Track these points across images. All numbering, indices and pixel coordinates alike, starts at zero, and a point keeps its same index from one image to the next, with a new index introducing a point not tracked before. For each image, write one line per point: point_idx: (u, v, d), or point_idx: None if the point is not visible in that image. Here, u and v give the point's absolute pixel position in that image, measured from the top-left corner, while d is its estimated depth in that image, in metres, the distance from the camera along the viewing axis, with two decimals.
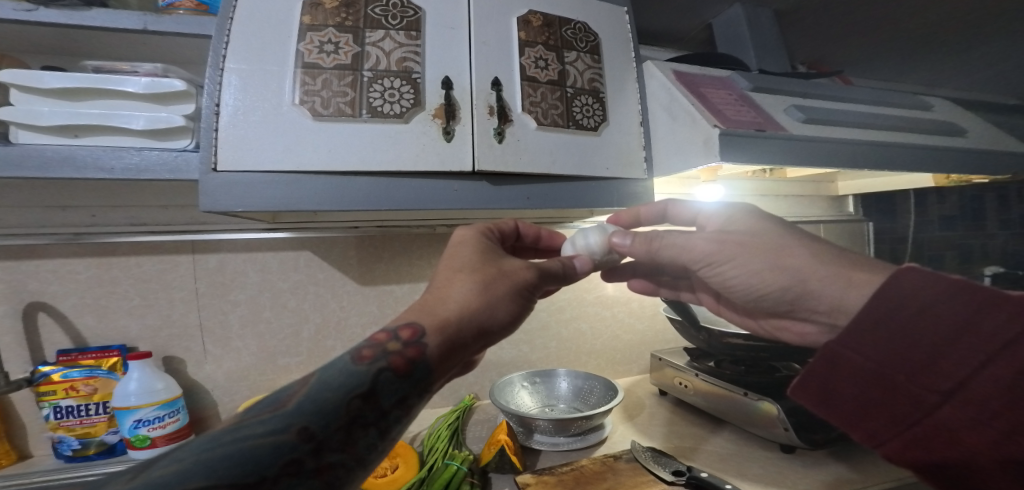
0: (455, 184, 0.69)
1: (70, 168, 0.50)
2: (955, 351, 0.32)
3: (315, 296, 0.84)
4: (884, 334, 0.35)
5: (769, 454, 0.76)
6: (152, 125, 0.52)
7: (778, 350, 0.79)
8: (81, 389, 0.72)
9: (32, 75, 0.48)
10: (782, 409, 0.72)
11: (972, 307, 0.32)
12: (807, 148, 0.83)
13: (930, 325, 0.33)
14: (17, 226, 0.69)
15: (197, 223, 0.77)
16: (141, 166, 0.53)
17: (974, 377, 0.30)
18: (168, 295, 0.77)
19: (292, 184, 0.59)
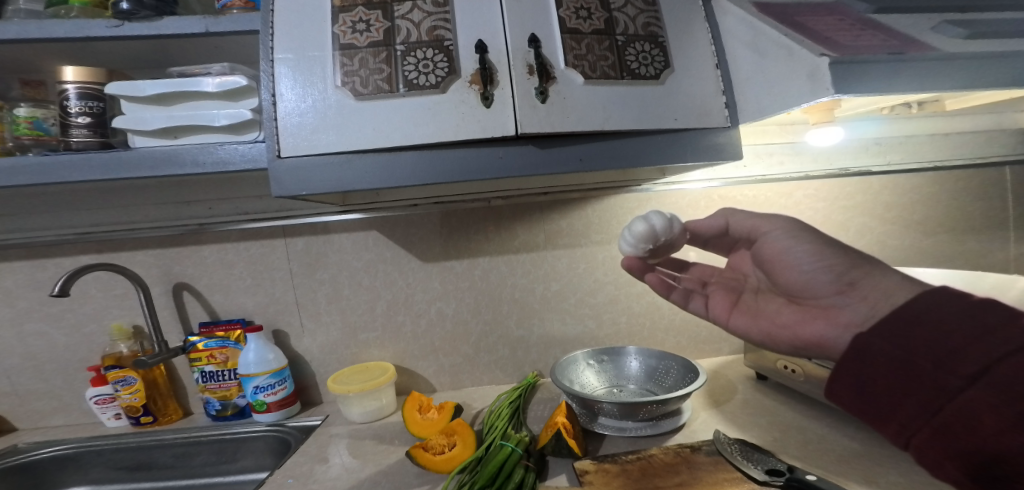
0: (499, 151, 0.67)
1: (172, 164, 0.59)
2: (978, 343, 0.34)
3: (385, 274, 0.91)
4: (916, 328, 0.38)
5: (897, 453, 0.63)
6: (232, 120, 0.61)
7: None
8: (218, 357, 0.88)
9: (135, 86, 0.59)
10: None
11: (1000, 306, 0.35)
12: (969, 72, 0.61)
13: (954, 322, 0.36)
14: (160, 220, 0.86)
15: (285, 210, 0.87)
16: (225, 159, 0.61)
17: (997, 363, 0.33)
18: (269, 275, 0.89)
19: (347, 163, 0.63)
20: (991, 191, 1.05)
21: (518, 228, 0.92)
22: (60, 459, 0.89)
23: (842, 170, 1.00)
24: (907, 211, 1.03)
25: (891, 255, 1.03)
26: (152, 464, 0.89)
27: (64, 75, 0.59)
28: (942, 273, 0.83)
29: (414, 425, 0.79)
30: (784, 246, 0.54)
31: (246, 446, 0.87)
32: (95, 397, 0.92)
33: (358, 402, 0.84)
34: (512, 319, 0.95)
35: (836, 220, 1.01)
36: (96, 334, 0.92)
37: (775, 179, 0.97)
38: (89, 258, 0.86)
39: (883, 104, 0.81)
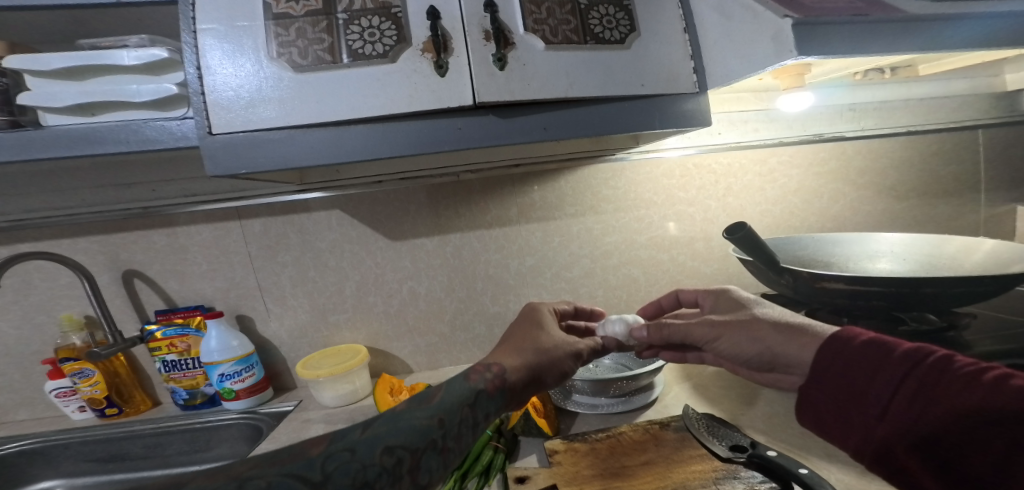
0: (458, 122, 0.63)
1: (96, 143, 0.55)
2: (877, 382, 0.40)
3: (351, 254, 0.88)
4: (831, 375, 0.44)
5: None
6: (155, 96, 0.57)
7: (897, 298, 0.64)
8: (179, 345, 0.84)
9: (39, 59, 0.54)
10: None
11: (880, 345, 0.42)
12: (934, 36, 0.59)
13: (857, 366, 0.42)
14: (103, 204, 0.82)
15: (238, 190, 0.83)
16: (153, 136, 0.56)
17: (892, 399, 0.39)
18: (227, 260, 0.85)
19: (290, 139, 0.59)
20: (963, 156, 1.04)
21: (488, 202, 0.89)
22: (27, 454, 0.86)
23: (817, 136, 0.98)
24: (881, 177, 1.02)
25: (863, 220, 1.03)
26: (125, 455, 0.87)
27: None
28: (911, 239, 0.83)
29: (385, 407, 0.78)
30: (721, 353, 0.58)
31: (219, 434, 0.85)
32: (55, 390, 0.89)
33: (329, 386, 0.82)
34: (487, 296, 0.93)
35: (809, 187, 1.00)
36: (49, 325, 0.88)
37: (749, 146, 0.95)
38: (29, 246, 0.82)
39: (855, 69, 0.78)
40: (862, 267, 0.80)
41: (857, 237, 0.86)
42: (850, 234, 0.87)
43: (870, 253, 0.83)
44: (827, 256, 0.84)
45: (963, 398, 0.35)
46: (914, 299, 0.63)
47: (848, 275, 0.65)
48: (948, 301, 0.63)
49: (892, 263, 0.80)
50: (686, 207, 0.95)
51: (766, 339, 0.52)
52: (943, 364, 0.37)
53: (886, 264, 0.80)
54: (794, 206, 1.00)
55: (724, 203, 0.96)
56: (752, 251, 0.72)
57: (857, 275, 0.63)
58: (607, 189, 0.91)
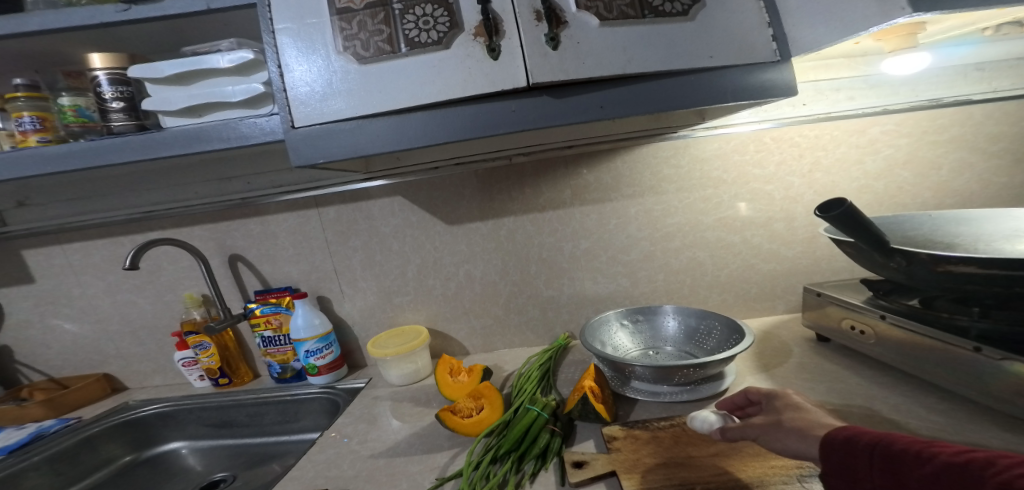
0: (512, 104, 0.64)
1: (204, 141, 0.64)
2: (866, 471, 0.40)
3: (413, 239, 0.92)
4: (830, 466, 0.43)
5: (985, 435, 0.53)
6: (247, 95, 0.66)
7: None
8: (273, 322, 0.94)
9: (153, 68, 0.64)
10: None
11: (854, 433, 0.43)
12: None
13: (846, 456, 0.42)
14: (209, 196, 0.94)
15: (314, 181, 0.91)
16: (248, 132, 0.64)
17: (878, 482, 0.40)
18: (307, 244, 0.94)
19: (356, 128, 0.63)
20: None
21: (543, 185, 0.88)
22: (161, 416, 1.01)
23: (933, 101, 0.83)
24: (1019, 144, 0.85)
25: (994, 196, 0.87)
26: (232, 422, 0.99)
27: (93, 63, 0.66)
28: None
29: (446, 387, 0.80)
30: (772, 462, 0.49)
31: (305, 407, 0.94)
32: (181, 359, 1.03)
33: (396, 365, 0.87)
34: (542, 279, 0.93)
35: (920, 159, 0.85)
36: (174, 302, 1.04)
37: (842, 116, 0.84)
38: (157, 233, 0.97)
39: (987, 24, 0.64)
40: (997, 249, 0.67)
41: (989, 212, 0.72)
42: (978, 210, 0.73)
43: (1007, 232, 0.69)
44: (947, 236, 0.71)
45: (922, 465, 0.37)
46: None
47: (978, 257, 0.54)
48: None
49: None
50: (761, 184, 0.86)
51: (787, 440, 0.48)
52: (900, 442, 0.40)
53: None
54: (902, 182, 0.86)
55: (808, 179, 0.86)
56: (849, 229, 0.62)
57: (990, 255, 0.52)
58: (670, 167, 0.86)
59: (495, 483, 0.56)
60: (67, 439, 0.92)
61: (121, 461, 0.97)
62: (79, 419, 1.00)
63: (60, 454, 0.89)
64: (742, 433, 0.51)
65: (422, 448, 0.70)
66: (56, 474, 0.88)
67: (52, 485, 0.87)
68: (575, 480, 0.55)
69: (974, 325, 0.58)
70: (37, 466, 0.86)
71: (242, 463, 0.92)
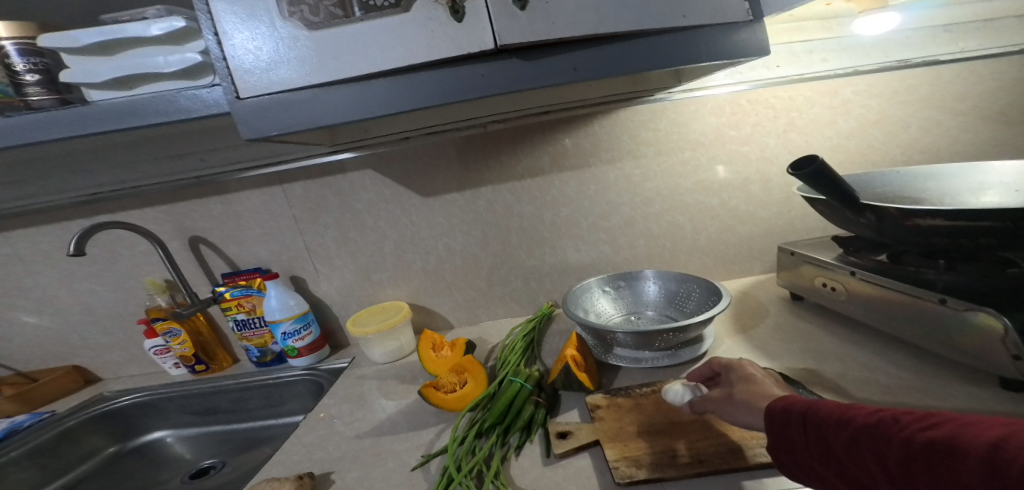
0: (481, 68, 0.59)
1: (141, 115, 0.58)
2: (801, 438, 0.42)
3: (387, 213, 0.89)
4: (774, 436, 0.44)
5: (948, 388, 0.56)
6: (184, 67, 0.60)
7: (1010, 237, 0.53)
8: (246, 305, 0.91)
9: (70, 37, 0.57)
10: (1016, 328, 0.49)
11: (789, 402, 0.45)
12: None
13: (785, 426, 0.43)
14: (159, 176, 0.88)
15: (273, 156, 0.85)
16: (188, 106, 0.59)
17: (811, 449, 0.41)
18: (273, 223, 0.90)
19: (314, 99, 0.59)
20: None
21: (520, 152, 0.85)
22: (140, 405, 0.98)
23: (903, 62, 0.83)
24: (987, 102, 0.85)
25: (960, 152, 0.88)
26: (216, 408, 0.97)
27: None
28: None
29: (429, 362, 0.80)
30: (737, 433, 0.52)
31: (289, 389, 0.93)
32: (154, 348, 0.99)
33: (378, 343, 0.86)
34: (523, 250, 0.91)
35: (893, 118, 0.85)
36: (136, 288, 0.99)
37: (817, 77, 0.82)
38: (107, 217, 0.91)
39: None
40: (963, 202, 0.68)
41: (961, 168, 0.72)
42: (949, 166, 0.74)
43: (976, 186, 0.70)
44: (917, 193, 0.72)
45: (843, 430, 0.39)
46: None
47: (948, 209, 0.55)
48: None
49: (1003, 196, 0.67)
50: (739, 146, 0.85)
51: (734, 412, 0.51)
52: (825, 408, 0.41)
53: (995, 198, 0.67)
54: (874, 140, 0.86)
55: (785, 140, 0.85)
56: (823, 188, 0.62)
57: (958, 210, 0.53)
58: (648, 131, 0.84)
59: (482, 458, 0.56)
60: (45, 433, 0.88)
61: (104, 453, 0.95)
62: (54, 411, 0.96)
63: (40, 447, 0.86)
64: (702, 407, 0.55)
65: (410, 426, 0.70)
66: (38, 468, 0.85)
67: (35, 480, 0.84)
68: (560, 451, 0.56)
69: (939, 278, 0.60)
70: (17, 461, 0.83)
71: (230, 448, 0.91)
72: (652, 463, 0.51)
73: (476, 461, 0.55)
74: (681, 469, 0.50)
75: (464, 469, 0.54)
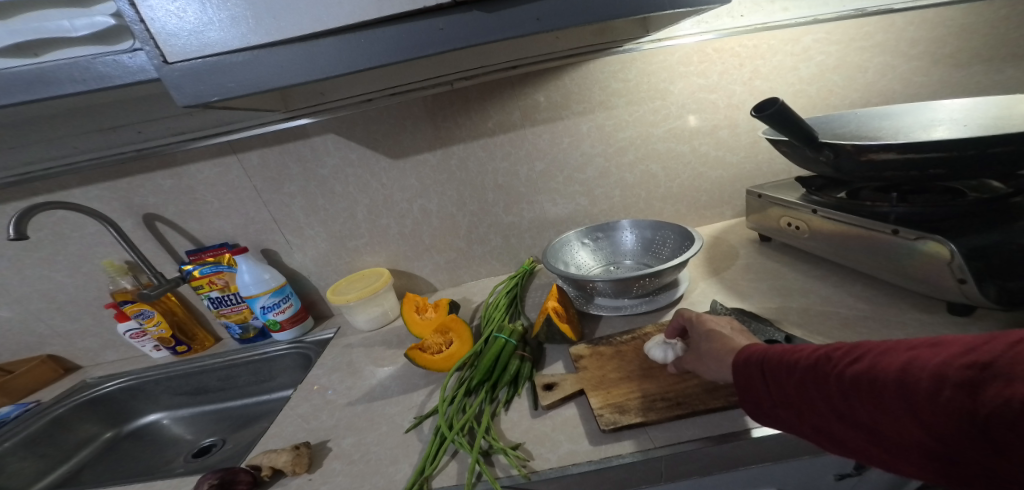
0: (439, 22, 0.52)
1: (48, 85, 0.52)
2: (762, 388, 0.43)
3: (356, 179, 0.86)
4: (740, 389, 0.45)
5: (900, 313, 0.61)
6: (93, 31, 0.53)
7: (955, 164, 0.56)
8: (217, 282, 0.88)
9: None
10: (961, 253, 0.53)
11: (746, 352, 0.46)
12: None
13: (746, 379, 0.44)
14: (98, 150, 0.81)
15: (224, 124, 0.80)
16: (107, 72, 0.53)
17: (771, 396, 0.42)
18: (234, 195, 0.86)
19: (253, 60, 0.52)
20: None
21: (490, 108, 0.83)
22: (128, 390, 0.95)
23: (859, 11, 0.84)
24: (935, 45, 0.88)
25: (911, 95, 0.92)
26: (206, 388, 0.95)
27: None
28: (975, 104, 0.73)
29: (414, 325, 0.80)
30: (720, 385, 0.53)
31: (277, 364, 0.91)
32: (128, 331, 0.94)
33: (361, 310, 0.85)
34: (500, 207, 0.91)
35: (850, 64, 0.88)
36: (91, 273, 0.93)
37: (778, 26, 0.83)
38: (44, 198, 0.84)
39: None
40: (915, 137, 0.72)
41: (911, 107, 0.76)
42: (901, 106, 0.78)
43: (926, 122, 0.74)
44: (872, 131, 0.76)
45: (792, 375, 0.40)
46: (982, 162, 0.55)
47: (902, 142, 0.57)
48: (1016, 162, 0.55)
49: (951, 130, 0.71)
50: (707, 94, 0.86)
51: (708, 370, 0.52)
52: (776, 355, 0.42)
53: (944, 132, 0.71)
54: (833, 85, 0.89)
55: (750, 87, 0.87)
56: (785, 128, 0.64)
57: (910, 141, 0.55)
58: (619, 81, 0.83)
59: (472, 415, 0.58)
60: (34, 423, 0.84)
61: (100, 440, 0.90)
62: (38, 403, 0.91)
63: (34, 437, 0.83)
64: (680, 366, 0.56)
65: (401, 388, 0.70)
66: (36, 457, 0.81)
67: (35, 469, 0.80)
68: (547, 402, 0.58)
69: (893, 209, 0.63)
70: (13, 452, 0.79)
71: (229, 426, 0.89)
72: (634, 409, 0.53)
73: (467, 419, 0.56)
74: (662, 412, 0.52)
75: (456, 427, 0.55)
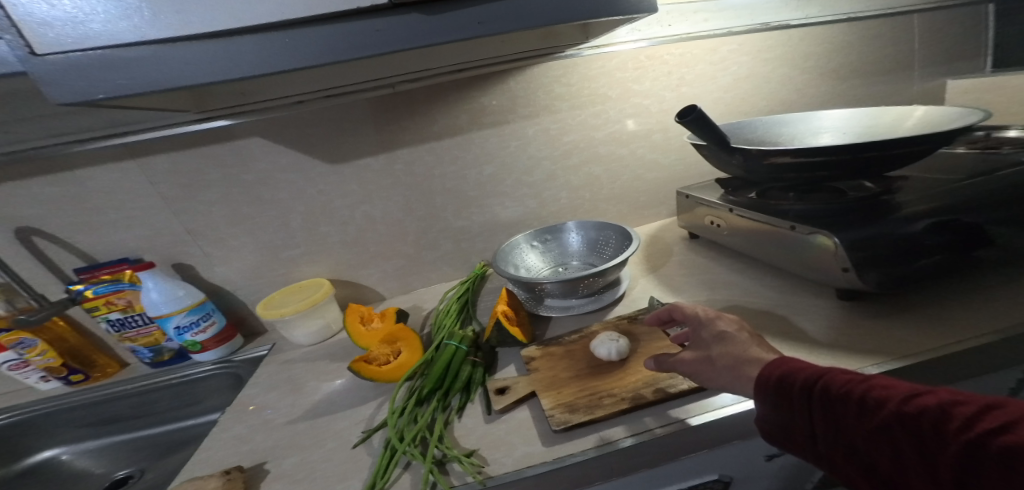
0: (377, 23, 0.50)
1: None
2: (812, 418, 0.40)
3: (287, 184, 0.80)
4: (776, 412, 0.43)
5: (812, 302, 0.68)
6: None
7: (841, 166, 0.64)
8: (118, 302, 0.77)
9: None
10: (843, 244, 0.60)
11: (789, 374, 0.43)
12: None
13: (792, 404, 0.42)
14: None
15: (122, 125, 0.71)
16: None
17: (820, 428, 0.40)
18: (140, 204, 0.76)
19: (153, 56, 0.45)
20: (900, 41, 1.02)
21: (436, 112, 0.81)
22: (15, 426, 0.81)
23: (765, 25, 0.92)
24: (825, 59, 1.00)
25: (812, 103, 1.03)
26: (117, 417, 0.83)
27: None
28: (852, 114, 0.83)
29: (358, 336, 0.76)
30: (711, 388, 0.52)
31: (200, 387, 0.83)
32: (7, 363, 0.80)
33: (300, 324, 0.80)
34: (449, 212, 0.89)
35: (759, 74, 0.96)
36: None
37: (701, 37, 0.89)
38: None
39: None
40: (806, 143, 0.81)
41: (803, 115, 0.86)
42: (793, 115, 0.87)
43: (814, 130, 0.84)
44: (775, 137, 0.84)
45: (863, 416, 0.37)
46: (858, 164, 0.64)
47: (795, 148, 0.65)
48: (888, 164, 0.64)
49: (834, 137, 0.81)
50: (643, 99, 0.90)
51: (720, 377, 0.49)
52: (836, 385, 0.40)
53: (828, 139, 0.81)
54: (745, 93, 0.98)
55: (679, 93, 0.92)
56: (702, 132, 0.69)
57: (806, 145, 0.62)
58: (562, 86, 0.85)
59: (425, 425, 0.56)
60: None
61: None
62: None
63: None
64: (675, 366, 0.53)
65: (346, 403, 0.67)
66: None
67: None
68: (501, 406, 0.59)
69: (793, 207, 0.71)
70: None
71: (149, 454, 0.80)
72: (584, 407, 0.55)
73: (419, 429, 0.55)
74: (609, 408, 0.55)
75: (407, 438, 0.53)
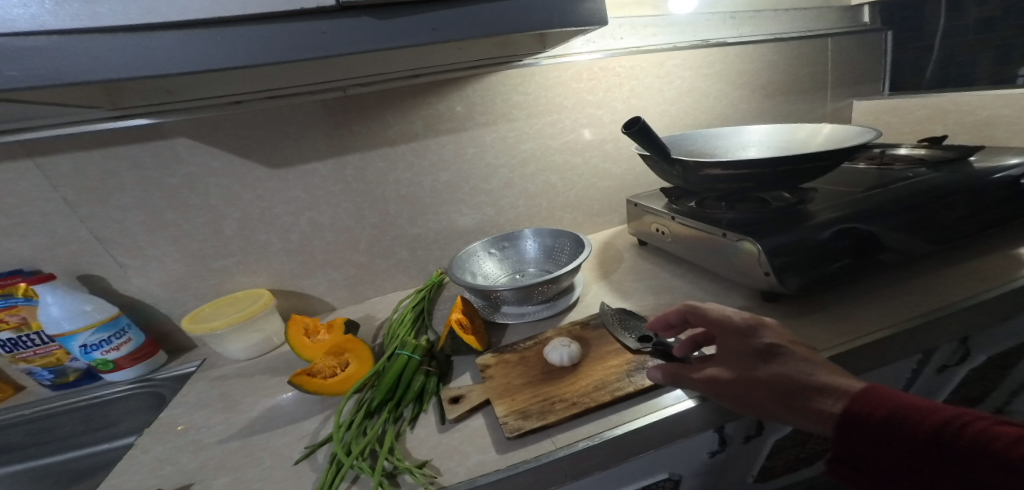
0: (321, 25, 0.47)
1: None
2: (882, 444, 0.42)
3: (219, 189, 0.74)
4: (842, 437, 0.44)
5: (745, 305, 0.74)
6: None
7: (763, 178, 0.71)
8: (9, 320, 0.69)
9: None
10: (765, 250, 0.66)
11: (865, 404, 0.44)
12: None
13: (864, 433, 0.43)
14: None
15: (14, 120, 0.62)
16: None
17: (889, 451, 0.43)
18: (37, 209, 0.67)
19: (53, 48, 0.40)
20: (818, 64, 1.14)
21: (390, 117, 0.79)
22: None
23: (704, 42, 0.99)
24: (756, 77, 1.08)
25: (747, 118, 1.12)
26: (12, 445, 0.74)
27: None
28: (775, 129, 0.92)
29: (302, 349, 0.73)
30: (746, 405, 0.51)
31: (114, 409, 0.74)
32: None
33: (235, 338, 0.74)
34: (404, 219, 0.87)
35: (699, 88, 1.03)
36: None
37: (649, 50, 0.94)
38: None
39: None
40: (737, 155, 0.88)
41: (733, 129, 0.93)
42: (724, 129, 0.95)
43: (743, 143, 0.91)
44: (712, 148, 0.91)
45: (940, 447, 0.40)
46: (777, 176, 0.71)
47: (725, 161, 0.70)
48: (803, 176, 0.71)
49: (759, 150, 0.89)
50: (596, 109, 0.93)
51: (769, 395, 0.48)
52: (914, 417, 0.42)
53: (754, 152, 0.88)
54: (687, 106, 1.04)
55: (628, 105, 0.96)
56: (642, 143, 0.72)
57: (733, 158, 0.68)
58: (519, 94, 0.85)
59: (374, 437, 0.55)
60: None
61: None
62: None
63: None
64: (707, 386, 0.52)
65: (288, 419, 0.63)
66: None
67: None
68: (455, 415, 0.58)
69: (725, 216, 0.77)
70: None
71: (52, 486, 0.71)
72: (536, 413, 0.57)
73: (367, 442, 0.53)
74: (560, 412, 0.56)
75: (354, 452, 0.52)
